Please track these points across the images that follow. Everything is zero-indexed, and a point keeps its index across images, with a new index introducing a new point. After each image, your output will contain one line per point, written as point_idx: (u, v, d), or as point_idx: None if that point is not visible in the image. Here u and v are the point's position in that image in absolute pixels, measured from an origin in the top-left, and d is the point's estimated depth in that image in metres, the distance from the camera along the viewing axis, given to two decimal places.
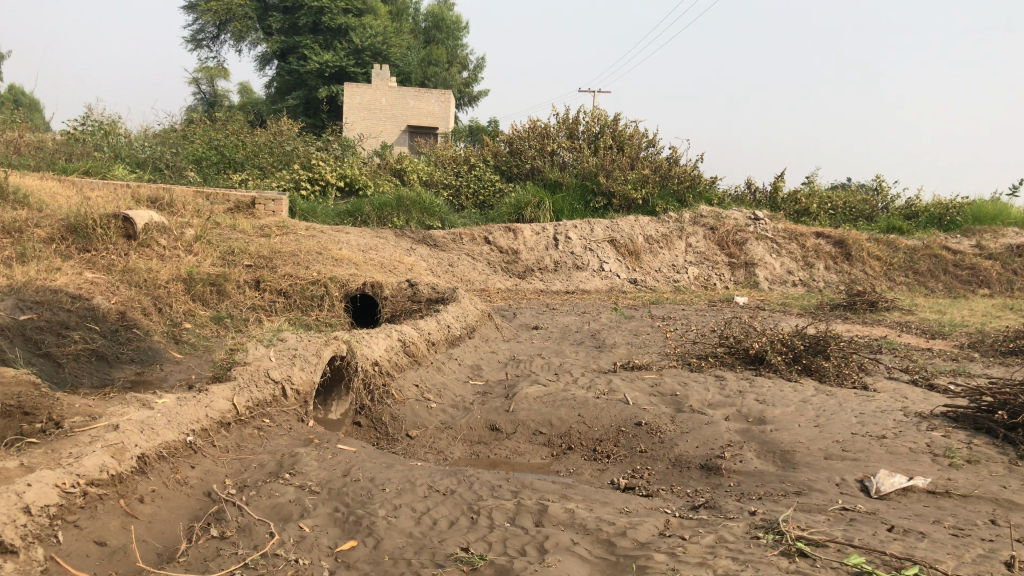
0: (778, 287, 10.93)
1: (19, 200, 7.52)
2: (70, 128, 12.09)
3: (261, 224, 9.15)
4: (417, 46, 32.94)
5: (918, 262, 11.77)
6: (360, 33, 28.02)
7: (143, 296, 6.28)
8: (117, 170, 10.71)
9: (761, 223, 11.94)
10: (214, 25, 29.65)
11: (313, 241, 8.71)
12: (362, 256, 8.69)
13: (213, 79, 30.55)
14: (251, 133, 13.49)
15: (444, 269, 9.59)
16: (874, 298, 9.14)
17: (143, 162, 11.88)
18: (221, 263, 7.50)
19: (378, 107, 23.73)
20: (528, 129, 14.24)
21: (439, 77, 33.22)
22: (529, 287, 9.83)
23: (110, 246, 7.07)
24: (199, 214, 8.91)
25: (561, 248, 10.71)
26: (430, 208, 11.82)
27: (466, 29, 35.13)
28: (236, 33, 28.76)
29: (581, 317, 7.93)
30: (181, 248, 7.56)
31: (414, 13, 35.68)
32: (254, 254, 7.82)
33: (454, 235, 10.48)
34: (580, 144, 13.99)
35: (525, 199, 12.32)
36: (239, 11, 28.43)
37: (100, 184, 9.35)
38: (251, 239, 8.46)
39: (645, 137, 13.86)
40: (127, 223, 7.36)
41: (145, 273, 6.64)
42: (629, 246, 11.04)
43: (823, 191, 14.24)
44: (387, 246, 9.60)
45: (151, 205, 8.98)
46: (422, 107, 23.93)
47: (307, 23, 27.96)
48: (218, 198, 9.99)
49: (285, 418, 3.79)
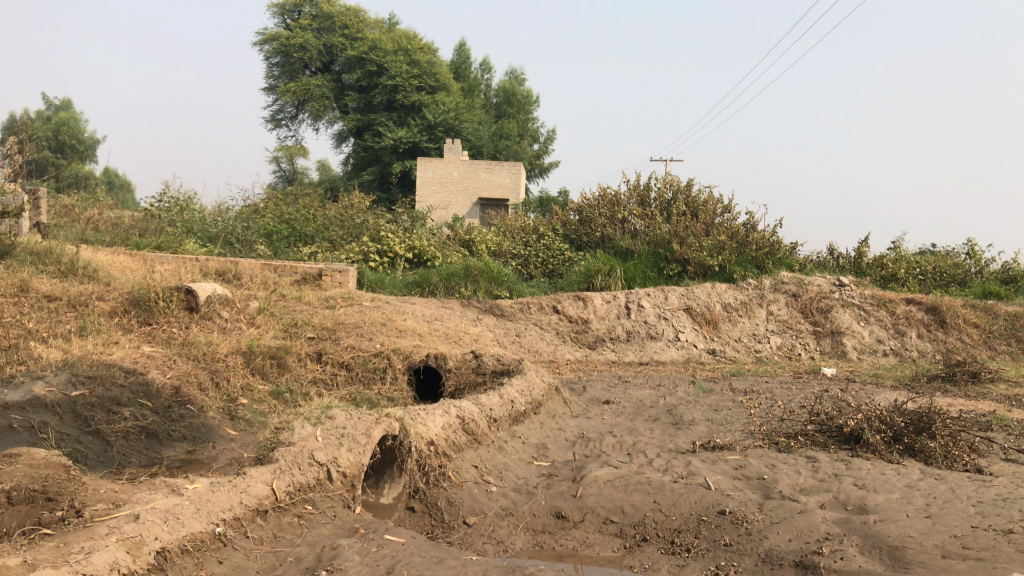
0: (868, 357, 10.27)
1: (88, 274, 7.55)
2: (148, 205, 12.37)
3: (327, 295, 9.04)
4: (490, 121, 33.49)
5: (1020, 330, 10.97)
6: (433, 108, 28.56)
7: (201, 371, 6.13)
8: (188, 244, 10.83)
9: (846, 289, 11.33)
10: (293, 105, 30.76)
11: (378, 313, 8.53)
12: (427, 326, 8.47)
13: (292, 157, 31.54)
14: (322, 205, 13.59)
15: (512, 340, 9.28)
16: (976, 369, 8.44)
17: (215, 236, 12.04)
18: (283, 335, 7.35)
19: (451, 181, 23.98)
20: (598, 197, 14.02)
21: (511, 150, 33.56)
22: (600, 358, 9.42)
23: (173, 319, 6.99)
24: (264, 287, 8.85)
25: (634, 317, 10.31)
26: (498, 278, 11.58)
27: (537, 103, 35.61)
28: (314, 113, 29.74)
29: (656, 390, 7.49)
30: (243, 320, 7.45)
31: (485, 90, 36.32)
32: (317, 325, 7.67)
33: (522, 304, 10.21)
34: (652, 211, 13.67)
35: (596, 267, 11.99)
36: (317, 92, 29.50)
37: (170, 258, 9.41)
38: (316, 310, 8.33)
39: (719, 203, 13.48)
40: (189, 295, 7.31)
41: (205, 347, 6.52)
42: (706, 315, 10.56)
43: (911, 256, 13.55)
44: (453, 316, 9.37)
45: (219, 278, 8.98)
46: (493, 179, 24.03)
47: (382, 102, 28.76)
48: (286, 270, 9.96)
49: (329, 504, 3.49)
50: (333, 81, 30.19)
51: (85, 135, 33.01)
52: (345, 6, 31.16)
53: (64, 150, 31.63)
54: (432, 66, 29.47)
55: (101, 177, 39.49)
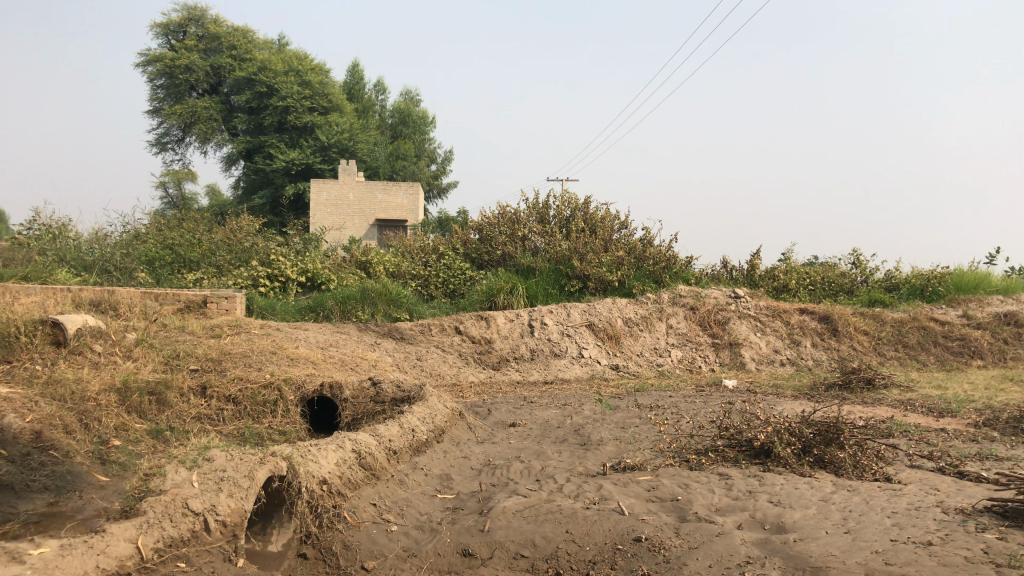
0: (766, 367, 10.37)
1: None
2: (15, 234, 11.48)
3: (212, 324, 8.50)
4: (384, 142, 33.10)
5: (906, 335, 11.33)
6: (326, 129, 27.96)
7: (67, 412, 5.57)
8: (60, 274, 10.08)
9: (742, 301, 11.47)
10: (179, 128, 29.61)
11: (268, 340, 8.07)
12: (321, 353, 8.05)
13: (179, 183, 30.33)
14: (209, 229, 12.94)
15: (412, 364, 8.92)
16: (870, 376, 8.60)
17: (91, 264, 11.28)
18: (163, 368, 6.81)
19: (346, 202, 23.46)
20: (497, 215, 13.83)
21: (407, 171, 33.21)
22: (505, 378, 9.17)
23: (37, 356, 6.38)
24: (144, 317, 8.25)
25: (537, 335, 10.12)
26: (397, 299, 11.21)
27: (432, 124, 35.42)
28: (201, 136, 28.68)
29: (561, 410, 7.28)
30: (118, 354, 6.88)
31: (380, 110, 35.86)
32: (201, 356, 7.16)
33: (422, 326, 9.89)
34: (552, 228, 13.60)
35: (497, 285, 11.78)
36: (203, 114, 28.53)
37: (37, 289, 8.68)
38: (200, 340, 7.80)
39: (617, 219, 13.54)
40: (56, 329, 6.74)
41: (74, 385, 5.97)
42: (608, 331, 10.49)
43: (801, 267, 13.90)
44: (350, 341, 8.97)
45: (93, 308, 8.32)
46: (390, 201, 23.64)
47: (273, 123, 27.97)
48: (169, 298, 9.34)
49: (207, 559, 3.13)
50: (221, 103, 29.24)
51: None
52: (232, 26, 30.32)
53: None
54: (324, 87, 28.86)
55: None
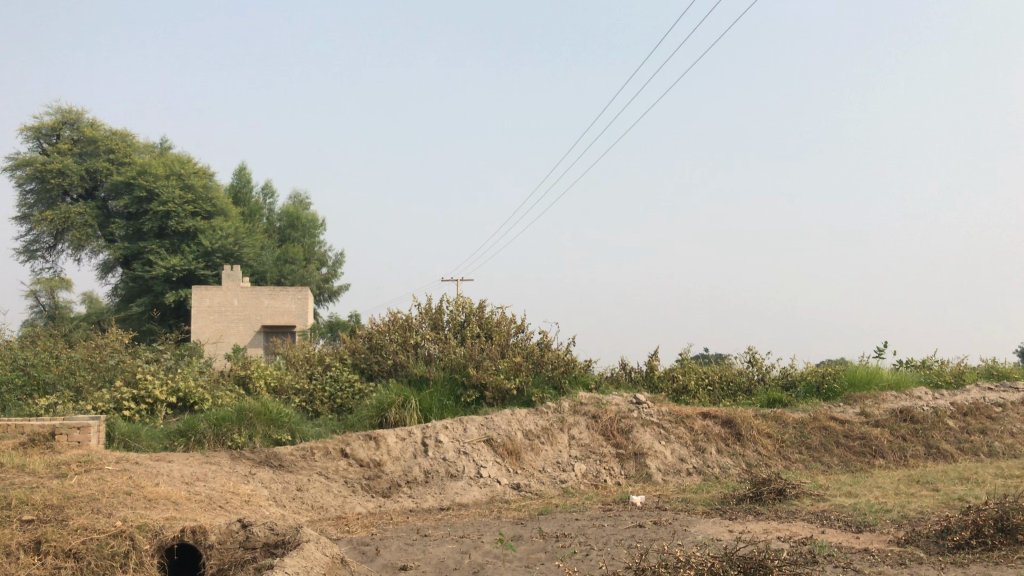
0: (673, 478, 9.88)
1: None
2: None
3: (59, 460, 7.40)
4: (272, 246, 32.17)
5: (808, 437, 11.15)
6: (210, 235, 26.86)
7: None
8: None
9: (644, 407, 11.09)
10: (50, 235, 27.92)
11: (125, 479, 7.06)
12: (187, 491, 7.10)
13: (53, 291, 28.42)
14: (69, 346, 11.71)
15: (292, 496, 8.04)
16: (781, 486, 8.24)
17: None
18: None
19: (230, 309, 22.33)
20: (388, 321, 13.11)
21: (296, 275, 32.27)
22: (397, 507, 8.35)
23: None
24: None
25: (431, 455, 9.39)
26: (278, 418, 10.23)
27: (322, 227, 34.72)
28: (74, 242, 27.09)
29: (459, 545, 6.54)
30: None
31: (268, 214, 34.97)
32: (38, 502, 6.08)
33: (304, 450, 9.05)
34: (445, 335, 12.97)
35: (388, 398, 11.01)
36: (77, 220, 27.06)
37: None
38: (41, 481, 6.70)
39: (513, 323, 13.10)
40: None
41: None
42: (508, 445, 9.85)
43: (699, 367, 13.73)
44: (220, 474, 8.02)
45: None
46: (277, 305, 22.61)
47: (152, 229, 26.69)
48: (10, 431, 8.18)
49: None
50: (98, 208, 27.85)
51: None
52: (110, 130, 29.28)
53: None
54: (207, 190, 27.91)
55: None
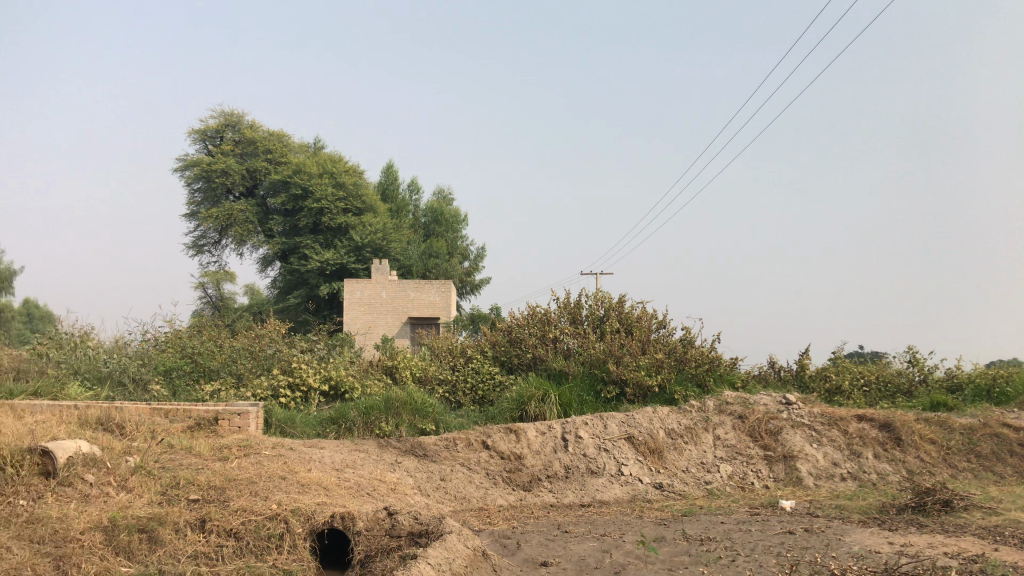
0: (826, 483, 9.40)
1: None
2: (36, 346, 11.18)
3: (221, 444, 7.84)
4: (418, 241, 33.10)
5: (978, 444, 10.36)
6: (360, 230, 27.84)
7: (44, 560, 4.93)
8: (70, 388, 9.63)
9: (794, 408, 10.62)
10: (216, 231, 29.79)
11: (280, 464, 7.39)
12: (337, 478, 7.36)
13: (219, 283, 30.32)
14: (232, 336, 12.39)
15: (436, 486, 8.20)
16: (947, 497, 7.67)
17: (105, 376, 10.80)
18: (161, 500, 6.09)
19: (379, 301, 23.12)
20: (528, 315, 13.16)
21: (440, 269, 33.07)
22: (538, 501, 8.35)
23: (22, 489, 5.70)
24: (149, 437, 7.51)
25: (572, 450, 9.35)
26: (422, 408, 10.46)
27: (465, 222, 35.38)
28: (237, 238, 28.79)
29: (601, 543, 6.45)
30: (113, 484, 6.16)
31: (413, 210, 35.92)
32: (203, 483, 6.45)
33: (447, 441, 9.24)
34: (585, 329, 12.87)
35: (529, 392, 11.06)
36: (239, 217, 28.77)
37: (43, 407, 8.14)
38: (205, 463, 7.10)
39: (655, 318, 12.86)
40: (47, 457, 6.06)
41: (56, 523, 5.33)
42: (650, 443, 9.67)
43: (854, 367, 13.02)
44: (368, 462, 8.28)
45: (99, 427, 7.70)
46: (423, 298, 23.17)
47: (307, 225, 27.98)
48: (179, 415, 8.73)
49: None
50: (258, 206, 29.49)
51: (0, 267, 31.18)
52: (268, 132, 30.89)
53: None
54: (357, 187, 28.96)
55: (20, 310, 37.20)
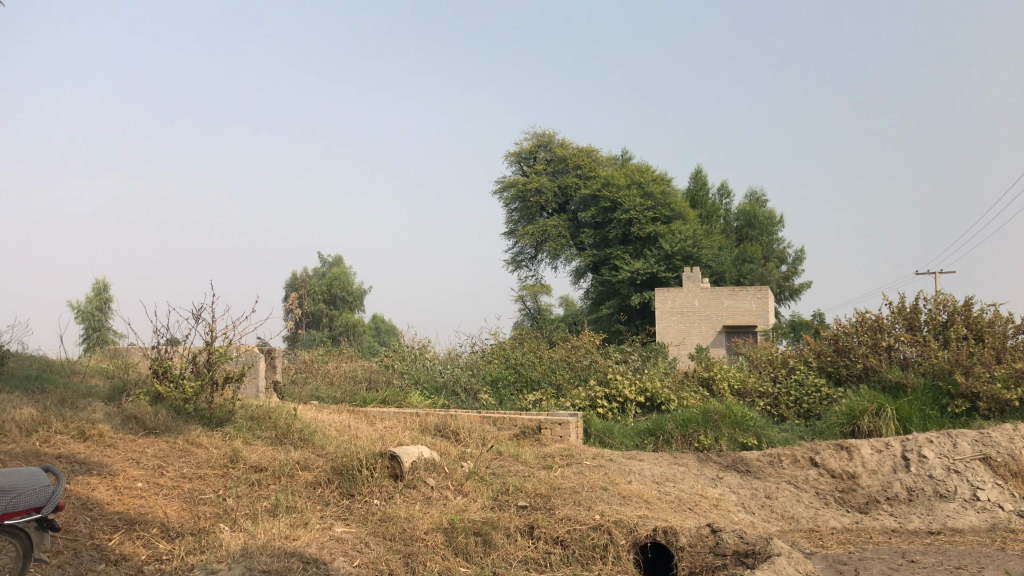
0: None
1: (301, 438, 7.18)
2: (384, 358, 12.48)
3: (546, 453, 8.10)
4: (730, 247, 32.34)
5: None
6: (670, 239, 27.34)
7: (395, 555, 5.37)
8: (412, 397, 10.58)
9: None
10: (533, 246, 31.30)
11: (601, 474, 7.47)
12: (658, 491, 7.29)
13: (536, 296, 31.77)
14: (551, 349, 12.60)
15: (761, 504, 7.80)
16: None
17: (441, 386, 11.73)
18: (492, 505, 6.40)
19: (693, 310, 22.85)
20: (856, 323, 12.14)
21: (755, 274, 31.99)
22: (877, 526, 7.59)
23: (376, 489, 6.26)
24: (481, 443, 7.97)
25: (915, 471, 8.44)
26: (742, 421, 9.91)
27: (780, 224, 33.85)
28: (553, 252, 30.00)
29: None
30: (451, 489, 6.57)
31: (724, 215, 34.94)
32: (530, 491, 6.69)
33: (771, 457, 8.88)
34: (925, 337, 11.56)
35: (860, 406, 10.19)
36: (554, 231, 30.06)
37: (391, 414, 9.02)
38: (532, 471, 7.34)
39: (1011, 323, 11.28)
40: (394, 461, 6.58)
41: (404, 522, 5.83)
42: (1011, 466, 8.46)
43: None
44: (688, 476, 8.11)
45: (437, 433, 8.32)
46: (737, 305, 22.47)
47: (618, 236, 28.34)
48: (506, 424, 9.17)
49: None
50: (571, 220, 30.52)
51: (354, 287, 35.37)
52: (578, 148, 31.83)
53: (336, 302, 34.48)
54: (667, 196, 28.75)
55: (371, 324, 41.90)
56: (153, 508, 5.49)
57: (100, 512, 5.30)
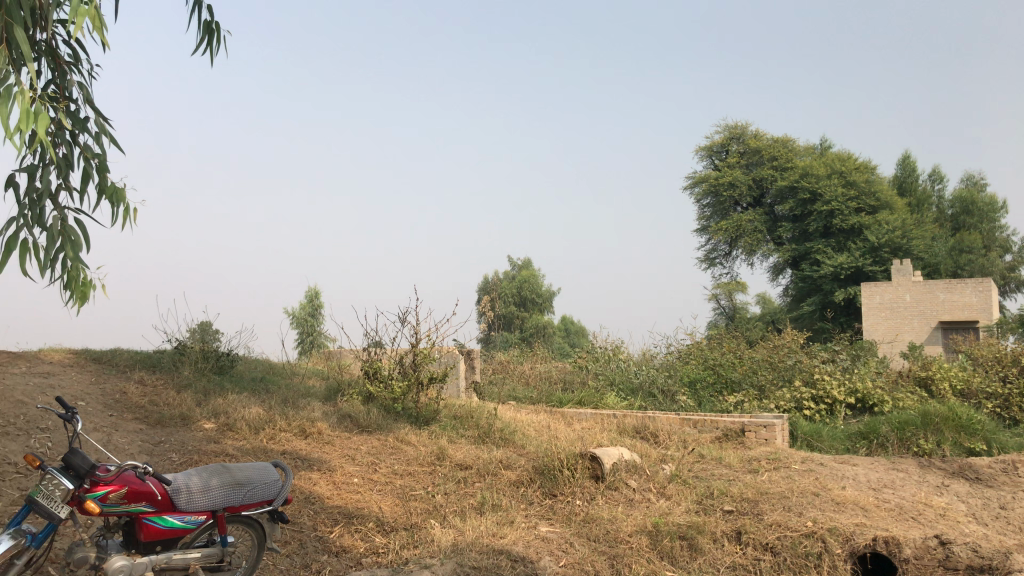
0: None
1: (503, 438, 7.30)
2: (579, 359, 12.54)
3: (751, 456, 7.77)
4: (946, 236, 30.19)
5: None
6: (876, 230, 25.56)
7: (599, 556, 5.30)
8: (608, 398, 10.54)
9: None
10: (727, 242, 30.36)
11: (812, 479, 7.05)
12: (876, 499, 6.79)
13: (731, 294, 30.59)
14: (753, 348, 11.93)
15: (996, 513, 6.98)
16: None
17: (638, 387, 11.57)
18: (697, 509, 6.14)
19: (902, 306, 21.55)
20: None
21: (975, 264, 29.61)
22: None
23: (578, 490, 6.24)
24: (682, 445, 7.76)
25: None
26: (968, 425, 9.04)
27: (1003, 210, 31.13)
28: (747, 248, 28.94)
29: None
30: (653, 491, 6.43)
31: (938, 201, 32.75)
32: (736, 495, 6.40)
33: (1004, 464, 8.12)
34: None
35: None
36: (749, 226, 28.95)
37: (588, 414, 9.02)
38: (736, 474, 7.05)
39: None
40: (594, 461, 6.55)
41: (608, 524, 5.75)
42: None
43: None
44: (909, 483, 7.51)
45: (636, 435, 8.20)
46: (956, 299, 20.78)
47: (817, 229, 26.91)
48: (707, 426, 8.90)
49: None
50: (766, 214, 29.29)
51: (544, 289, 35.79)
52: (772, 138, 30.18)
53: (526, 304, 35.06)
54: (871, 184, 26.94)
55: (560, 325, 42.28)
56: (369, 503, 5.76)
57: (322, 506, 5.63)
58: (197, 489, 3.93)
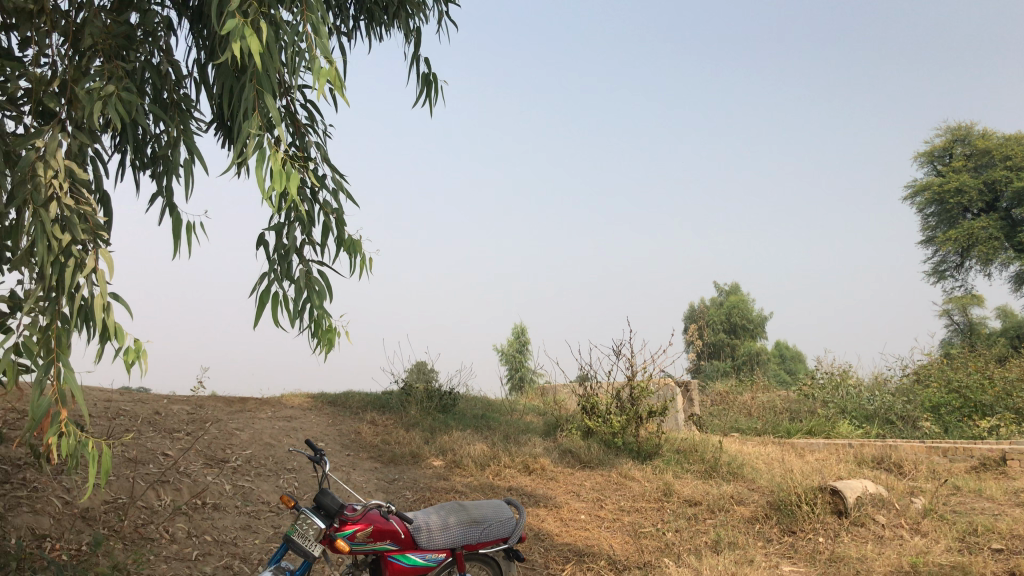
0: None
1: (731, 471, 7.00)
2: (804, 385, 11.91)
3: (1017, 488, 6.95)
4: None
5: None
6: None
7: None
8: (841, 427, 9.89)
9: None
10: (958, 253, 27.89)
11: None
12: None
13: (966, 308, 28.00)
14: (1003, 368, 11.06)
15: None
16: None
17: (873, 414, 10.76)
18: (960, 547, 5.47)
19: None
20: None
21: None
22: None
23: (819, 527, 5.83)
24: (932, 476, 7.07)
25: None
26: None
27: None
28: (983, 257, 26.41)
29: None
30: (906, 527, 5.87)
31: None
32: (1006, 532, 5.69)
33: None
34: None
35: None
36: (982, 234, 26.34)
37: (821, 445, 8.47)
38: (1001, 508, 6.31)
39: None
40: (836, 496, 6.15)
41: (858, 563, 5.23)
42: None
43: None
44: None
45: (877, 466, 7.58)
46: None
47: None
48: (959, 455, 8.12)
49: None
50: (1003, 219, 26.75)
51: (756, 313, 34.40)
52: (1004, 137, 27.65)
53: (737, 331, 33.84)
54: None
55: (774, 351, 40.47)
56: (599, 540, 5.66)
57: (552, 543, 5.60)
58: (436, 526, 3.96)
